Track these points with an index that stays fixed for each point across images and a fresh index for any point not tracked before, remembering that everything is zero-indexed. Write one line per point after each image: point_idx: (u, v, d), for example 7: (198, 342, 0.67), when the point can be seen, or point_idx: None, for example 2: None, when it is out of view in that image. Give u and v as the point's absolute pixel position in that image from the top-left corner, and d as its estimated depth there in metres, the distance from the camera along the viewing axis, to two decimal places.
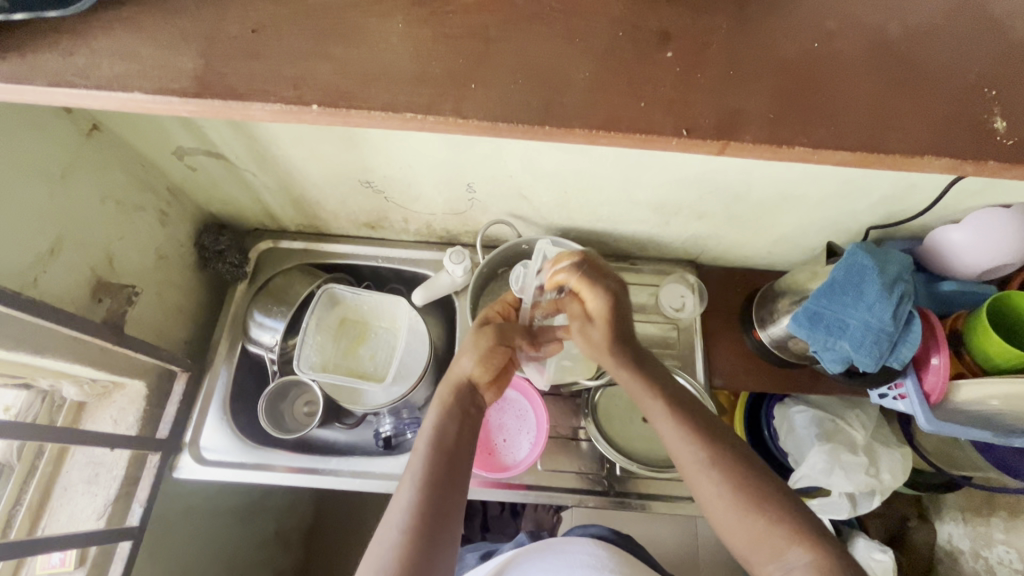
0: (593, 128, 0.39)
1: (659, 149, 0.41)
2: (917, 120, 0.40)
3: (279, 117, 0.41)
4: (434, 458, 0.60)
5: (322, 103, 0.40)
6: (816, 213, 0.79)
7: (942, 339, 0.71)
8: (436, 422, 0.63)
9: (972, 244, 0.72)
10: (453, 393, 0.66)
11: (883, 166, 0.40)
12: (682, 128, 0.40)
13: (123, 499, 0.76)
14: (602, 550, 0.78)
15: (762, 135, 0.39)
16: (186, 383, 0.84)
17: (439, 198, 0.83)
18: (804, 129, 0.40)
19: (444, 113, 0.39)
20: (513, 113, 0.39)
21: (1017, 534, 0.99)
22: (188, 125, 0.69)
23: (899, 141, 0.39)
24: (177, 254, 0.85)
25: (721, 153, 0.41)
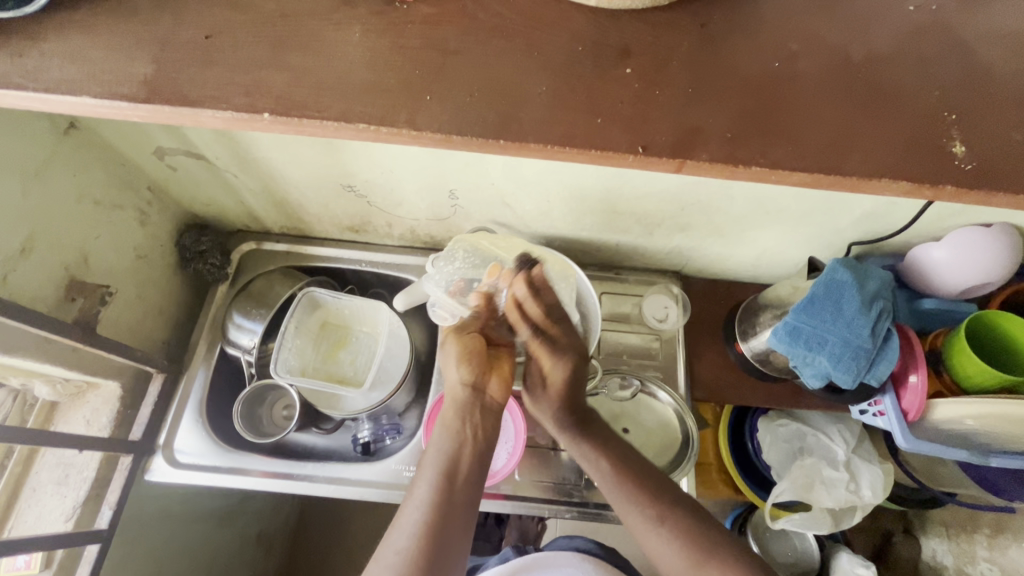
0: (549, 143, 0.39)
1: (618, 166, 0.41)
2: (876, 142, 0.40)
3: (233, 124, 0.41)
4: (439, 484, 0.62)
5: (274, 111, 0.39)
6: (796, 227, 0.79)
7: (920, 356, 0.71)
8: (440, 445, 0.65)
9: (959, 264, 0.71)
10: (456, 411, 0.68)
11: (842, 187, 0.40)
12: (638, 145, 0.39)
13: (92, 501, 0.75)
14: (587, 561, 0.78)
15: (719, 154, 0.39)
16: (162, 384, 0.83)
17: (422, 204, 0.82)
18: (761, 148, 0.40)
19: (399, 125, 0.39)
20: (469, 126, 0.39)
21: (1001, 552, 0.99)
22: (166, 126, 0.68)
23: (857, 164, 0.39)
24: (156, 254, 0.84)
25: (679, 171, 0.41)
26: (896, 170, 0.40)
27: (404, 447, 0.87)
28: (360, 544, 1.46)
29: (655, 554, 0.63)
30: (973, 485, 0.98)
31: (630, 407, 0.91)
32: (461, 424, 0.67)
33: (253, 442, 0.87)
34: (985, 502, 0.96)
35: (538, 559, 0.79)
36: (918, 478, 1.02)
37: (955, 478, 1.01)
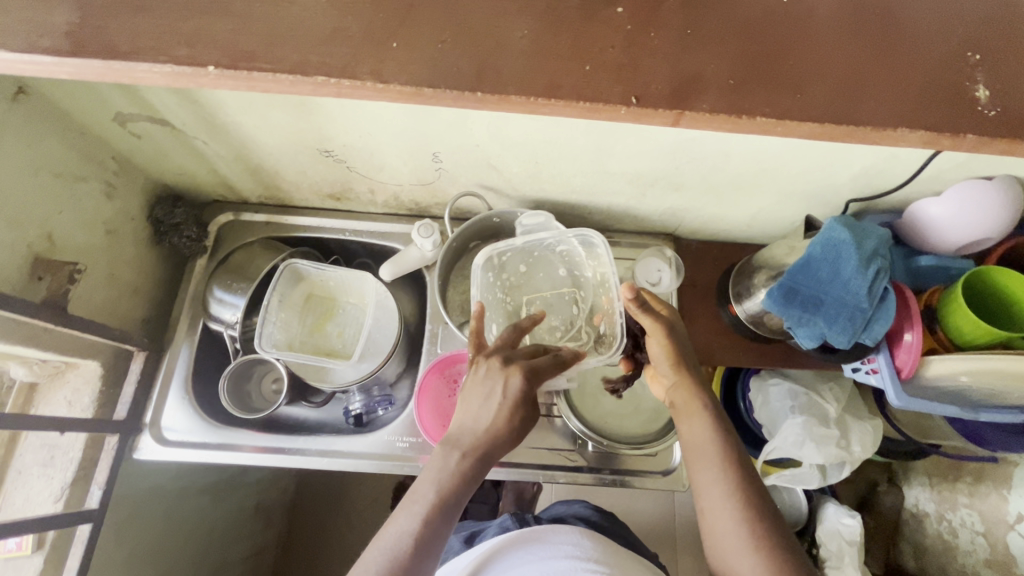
0: (529, 95, 0.36)
1: (609, 119, 0.38)
2: (894, 88, 0.37)
3: (172, 80, 0.37)
4: (428, 512, 0.56)
5: (217, 64, 0.36)
6: (794, 185, 0.76)
7: (915, 314, 0.70)
8: (448, 472, 0.59)
9: (952, 219, 0.71)
10: (478, 443, 0.61)
11: (856, 138, 0.38)
12: (631, 96, 0.36)
13: (81, 481, 0.74)
14: (585, 539, 0.73)
15: (720, 103, 0.36)
16: (144, 362, 0.81)
17: (405, 168, 0.78)
18: (767, 97, 0.37)
19: (360, 77, 0.36)
20: (440, 77, 0.36)
21: (981, 499, 1.04)
22: (123, 89, 0.63)
23: (872, 112, 0.37)
24: (129, 228, 0.80)
25: (675, 123, 0.38)
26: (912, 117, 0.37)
27: (396, 417, 0.87)
28: (358, 507, 1.50)
29: (720, 533, 0.59)
30: (960, 437, 1.02)
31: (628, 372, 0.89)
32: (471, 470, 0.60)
33: (242, 417, 0.85)
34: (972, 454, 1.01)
35: (536, 537, 0.74)
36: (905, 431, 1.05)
37: (940, 431, 1.04)
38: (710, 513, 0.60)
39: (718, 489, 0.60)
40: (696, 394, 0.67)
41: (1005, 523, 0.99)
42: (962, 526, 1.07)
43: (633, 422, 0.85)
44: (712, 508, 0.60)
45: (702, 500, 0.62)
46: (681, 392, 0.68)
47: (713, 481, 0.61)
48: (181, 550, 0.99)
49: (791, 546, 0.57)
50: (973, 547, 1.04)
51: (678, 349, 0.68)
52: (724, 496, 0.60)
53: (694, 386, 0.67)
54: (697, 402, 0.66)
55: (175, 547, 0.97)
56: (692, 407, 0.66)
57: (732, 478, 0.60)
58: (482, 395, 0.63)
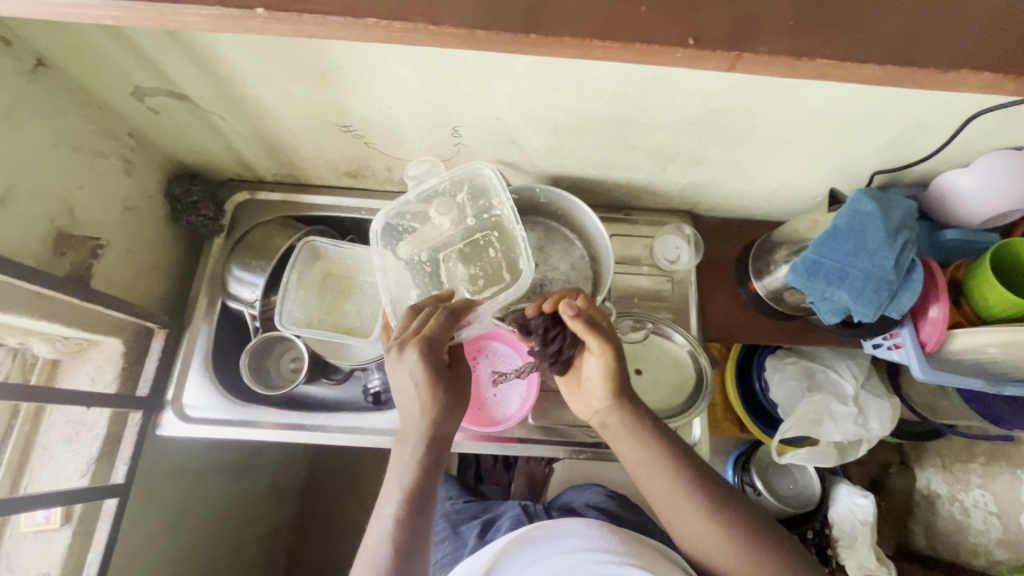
0: (586, 37, 0.35)
1: (664, 64, 0.37)
2: (950, 31, 0.37)
3: (222, 26, 0.37)
4: (400, 509, 0.59)
5: (269, 6, 0.35)
6: (817, 158, 0.75)
7: (942, 288, 0.69)
8: (409, 468, 0.62)
9: (982, 189, 0.70)
10: (427, 442, 0.63)
11: (907, 84, 0.37)
12: (688, 37, 0.36)
13: (106, 457, 0.74)
14: (593, 529, 0.64)
15: (779, 46, 0.36)
16: (165, 340, 0.81)
17: (423, 142, 0.78)
18: (826, 39, 0.36)
19: (413, 20, 0.35)
20: (494, 19, 0.35)
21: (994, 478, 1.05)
22: (143, 61, 0.63)
23: (934, 55, 0.36)
24: (146, 205, 0.80)
25: (731, 68, 0.37)
26: (969, 64, 0.36)
27: None
28: (370, 489, 1.51)
29: (681, 527, 0.65)
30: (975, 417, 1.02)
31: (648, 350, 0.89)
32: (430, 466, 0.62)
33: (262, 395, 0.86)
34: (988, 433, 1.01)
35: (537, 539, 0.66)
36: (918, 410, 1.06)
37: (956, 410, 1.05)
38: (677, 518, 0.65)
39: (667, 490, 0.66)
40: (630, 410, 0.70)
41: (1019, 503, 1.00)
42: (975, 506, 1.08)
43: (654, 399, 0.86)
44: (674, 513, 0.65)
45: (661, 507, 0.67)
46: (614, 412, 0.70)
47: (664, 485, 0.66)
48: (200, 528, 1.00)
49: (746, 522, 0.62)
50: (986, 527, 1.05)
51: (615, 367, 0.68)
52: (674, 495, 0.65)
53: (627, 405, 0.70)
54: (631, 420, 0.70)
55: (194, 525, 0.98)
56: (630, 424, 0.70)
57: (672, 478, 0.65)
58: (404, 384, 0.63)
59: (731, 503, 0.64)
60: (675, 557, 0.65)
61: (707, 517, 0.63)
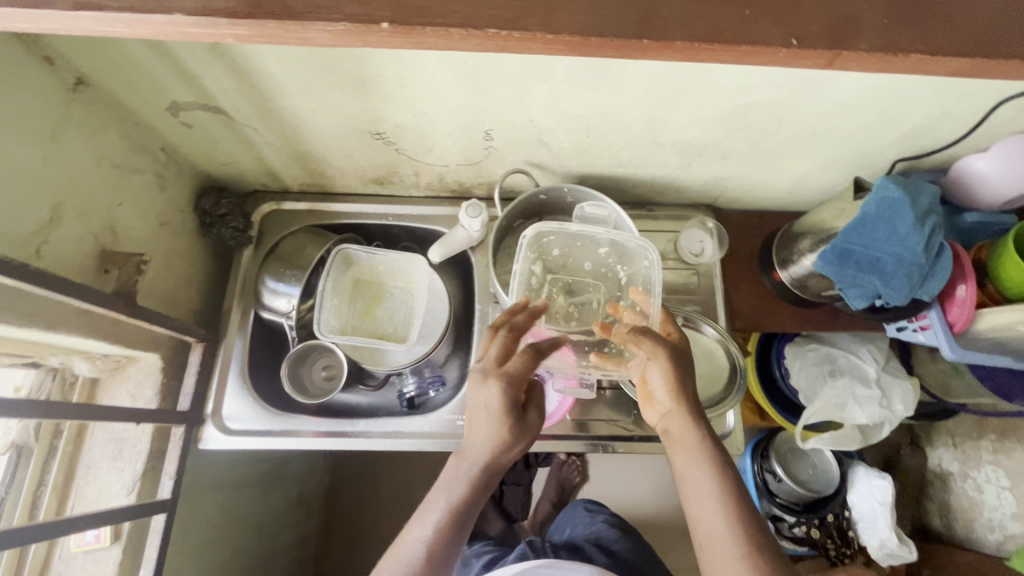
0: (694, 40, 0.37)
1: (764, 62, 0.39)
2: (1010, 23, 0.39)
3: (344, 40, 0.38)
4: (437, 523, 0.59)
5: (394, 20, 0.36)
6: (840, 148, 0.77)
7: (969, 268, 0.72)
8: (454, 486, 0.62)
9: (1001, 171, 0.72)
10: (477, 464, 0.62)
11: (969, 71, 0.39)
12: (792, 38, 0.38)
13: (150, 474, 0.74)
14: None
15: (877, 42, 0.38)
16: (203, 353, 0.81)
17: (454, 147, 0.78)
18: (917, 33, 0.39)
19: (532, 29, 0.36)
20: (608, 26, 0.37)
21: (1005, 454, 1.10)
22: (184, 76, 0.63)
23: (1015, 46, 0.38)
24: (178, 220, 0.80)
25: (828, 66, 0.39)
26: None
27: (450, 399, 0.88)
28: (392, 495, 1.52)
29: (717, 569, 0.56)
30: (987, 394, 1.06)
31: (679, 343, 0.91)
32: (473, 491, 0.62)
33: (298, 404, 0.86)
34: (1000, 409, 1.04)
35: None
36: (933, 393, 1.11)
37: (970, 388, 1.08)
38: (711, 554, 0.57)
39: (713, 524, 0.58)
40: (694, 426, 0.64)
41: None
42: (988, 482, 1.13)
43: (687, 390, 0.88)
44: (711, 550, 0.57)
45: (699, 537, 0.59)
46: (678, 422, 0.65)
47: (709, 516, 0.58)
48: (237, 541, 1.01)
49: None
50: (999, 500, 1.09)
51: (677, 375, 0.64)
52: (718, 528, 0.57)
53: (693, 416, 0.64)
54: (693, 435, 0.63)
55: (232, 537, 0.98)
56: (688, 439, 0.64)
57: (724, 511, 0.58)
58: (472, 409, 0.64)
59: (768, 550, 0.55)
60: None
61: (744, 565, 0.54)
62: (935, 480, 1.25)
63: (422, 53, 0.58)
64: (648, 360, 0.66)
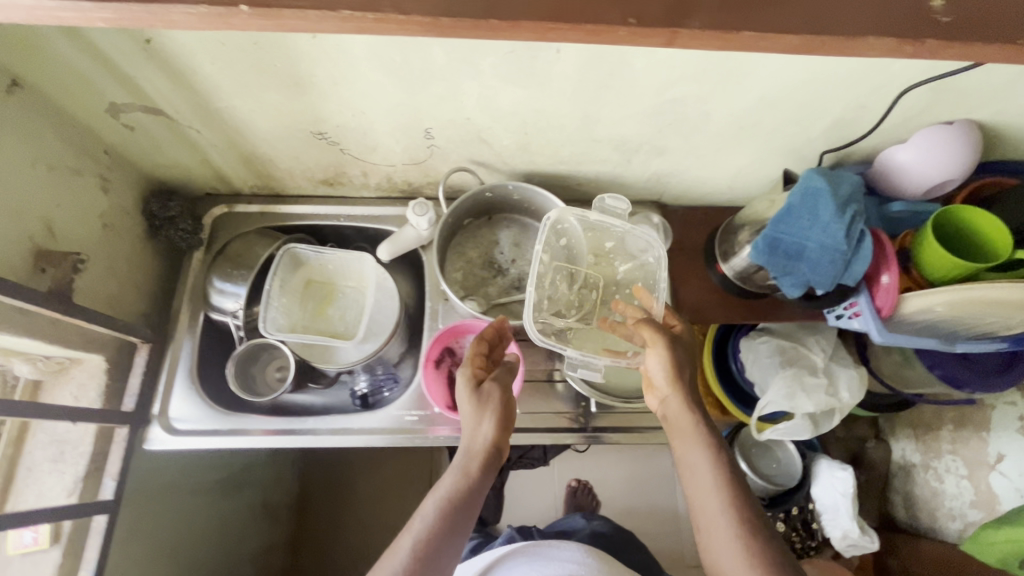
0: (540, 22, 0.40)
1: (613, 42, 0.42)
2: (865, 9, 0.42)
3: (207, 22, 0.40)
4: (445, 506, 0.60)
5: (252, 3, 0.38)
6: (769, 142, 0.80)
7: (891, 255, 0.74)
8: (456, 474, 0.64)
9: (921, 161, 0.76)
10: (476, 457, 0.64)
11: (824, 52, 0.43)
12: (630, 18, 0.41)
13: (92, 475, 0.73)
14: (587, 557, 0.84)
15: (709, 21, 0.41)
16: (149, 354, 0.82)
17: (397, 146, 0.80)
18: (749, 13, 0.42)
19: (382, 10, 0.39)
20: (457, 9, 0.40)
21: (963, 444, 1.13)
22: (119, 77, 0.64)
23: (864, 29, 0.41)
24: (124, 222, 0.80)
25: (672, 44, 0.42)
26: (881, 31, 0.42)
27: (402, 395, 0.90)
28: (364, 500, 1.52)
29: (713, 546, 0.61)
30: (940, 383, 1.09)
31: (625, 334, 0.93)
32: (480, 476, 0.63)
33: (249, 403, 0.87)
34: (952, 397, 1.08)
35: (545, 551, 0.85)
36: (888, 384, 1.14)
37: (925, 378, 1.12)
38: (708, 530, 0.62)
39: (712, 504, 0.62)
40: (692, 411, 0.70)
41: (987, 465, 1.08)
42: (948, 472, 1.15)
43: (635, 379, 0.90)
44: (708, 527, 0.62)
45: (699, 516, 0.64)
46: (674, 408, 0.71)
47: (706, 495, 0.63)
48: (197, 546, 1.00)
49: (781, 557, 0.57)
50: (960, 490, 1.13)
51: (675, 363, 0.72)
52: (716, 508, 0.62)
53: (690, 403, 0.71)
54: (691, 420, 0.69)
55: (191, 542, 0.98)
56: (684, 425, 0.70)
57: (722, 491, 0.62)
58: (467, 407, 0.70)
59: (758, 525, 0.60)
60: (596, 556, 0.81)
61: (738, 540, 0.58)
62: (897, 472, 1.28)
63: (347, 51, 0.60)
64: (649, 348, 0.74)
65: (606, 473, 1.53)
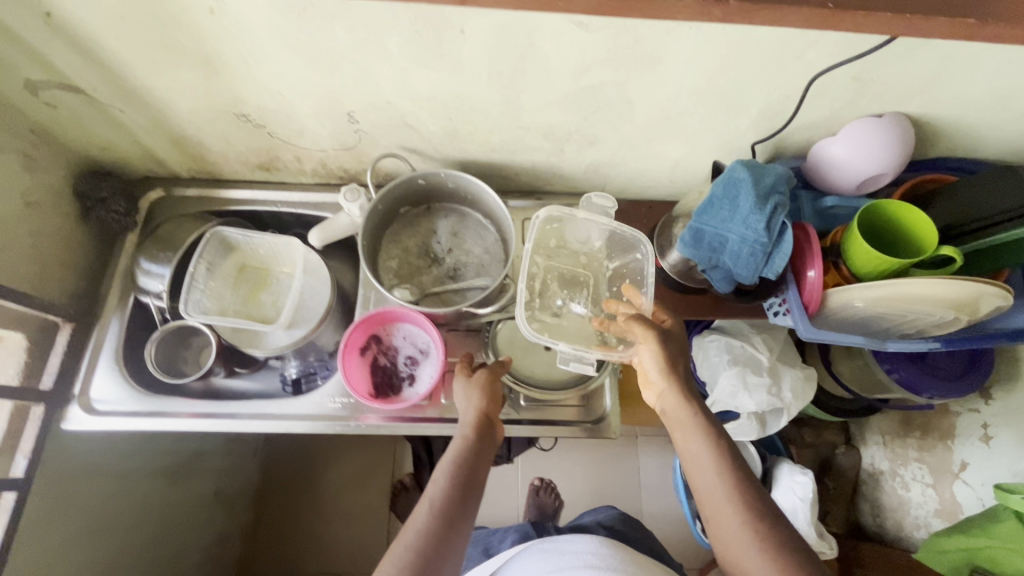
0: None
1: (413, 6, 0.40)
2: None
3: None
4: (449, 483, 0.62)
5: None
6: (700, 132, 0.79)
7: (816, 250, 0.72)
8: (456, 449, 0.66)
9: (853, 154, 0.74)
10: (474, 429, 0.69)
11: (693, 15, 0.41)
12: None
13: (6, 452, 0.72)
14: (604, 548, 0.76)
15: None
16: (71, 334, 0.82)
17: (324, 130, 0.80)
18: None
19: None
20: None
21: (929, 452, 1.10)
22: (28, 51, 0.64)
23: None
24: (51, 200, 0.79)
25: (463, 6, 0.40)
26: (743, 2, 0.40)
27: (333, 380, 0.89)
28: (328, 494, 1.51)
29: (722, 533, 0.62)
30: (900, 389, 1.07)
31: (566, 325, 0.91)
32: (478, 440, 0.67)
33: (176, 387, 0.87)
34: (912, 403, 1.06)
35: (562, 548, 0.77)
36: (851, 389, 1.12)
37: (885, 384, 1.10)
38: (716, 519, 0.63)
39: (718, 492, 0.63)
40: (693, 401, 0.69)
41: (951, 473, 1.05)
42: (914, 480, 1.13)
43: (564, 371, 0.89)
44: (714, 514, 0.63)
45: (705, 505, 0.65)
46: (671, 400, 0.70)
47: (708, 483, 0.64)
48: (139, 532, 0.99)
49: (794, 542, 0.59)
50: (925, 498, 1.10)
51: (666, 356, 0.71)
52: (721, 495, 0.63)
53: (687, 395, 0.70)
54: (693, 411, 0.69)
55: (131, 528, 0.97)
56: (681, 416, 0.69)
57: (728, 479, 0.63)
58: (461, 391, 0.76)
59: (766, 512, 0.61)
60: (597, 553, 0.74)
61: (746, 525, 0.60)
62: (867, 479, 1.26)
63: (249, 28, 0.60)
64: (641, 344, 0.73)
65: (571, 472, 1.49)
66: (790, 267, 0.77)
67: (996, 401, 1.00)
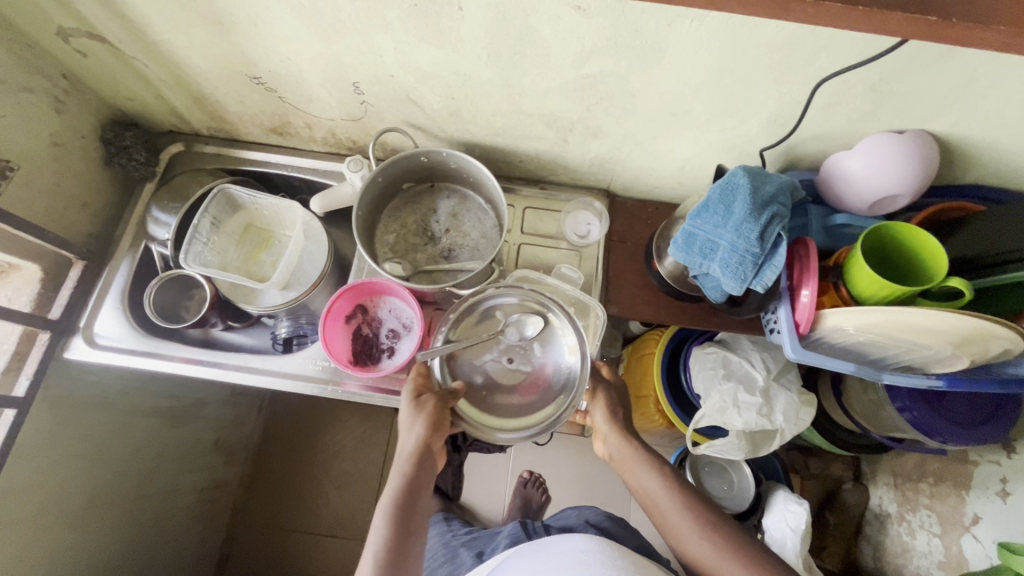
0: None
1: None
2: None
3: None
4: (387, 532, 0.63)
5: None
6: (706, 134, 0.76)
7: (813, 269, 0.69)
8: (393, 496, 0.66)
9: (870, 170, 0.69)
10: (414, 465, 0.68)
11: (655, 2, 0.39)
12: None
13: (10, 371, 0.79)
14: (597, 544, 0.70)
15: None
16: (83, 271, 0.88)
17: (332, 100, 0.81)
18: None
19: None
20: None
21: (940, 500, 1.03)
22: (60, 3, 0.68)
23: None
24: (79, 145, 0.85)
25: None
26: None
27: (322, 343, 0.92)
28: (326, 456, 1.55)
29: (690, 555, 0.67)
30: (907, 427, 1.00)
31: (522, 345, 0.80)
32: (417, 471, 0.68)
33: (172, 332, 0.91)
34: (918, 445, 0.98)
35: (550, 545, 0.73)
36: (857, 423, 1.04)
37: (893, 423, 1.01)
38: (677, 541, 0.68)
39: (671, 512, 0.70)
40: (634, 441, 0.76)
41: (961, 526, 0.97)
42: (921, 527, 1.06)
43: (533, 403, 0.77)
44: (676, 537, 0.68)
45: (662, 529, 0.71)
46: (614, 443, 0.77)
47: (662, 506, 0.71)
48: (138, 466, 1.05)
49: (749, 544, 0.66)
50: (930, 548, 1.03)
51: (609, 405, 0.79)
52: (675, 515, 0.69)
53: (630, 436, 0.77)
54: (639, 448, 0.75)
55: (129, 462, 1.02)
56: (627, 456, 0.75)
57: (682, 492, 0.71)
58: (404, 415, 0.72)
59: (721, 524, 0.68)
60: (583, 548, 0.70)
61: (707, 537, 0.66)
62: (872, 520, 1.19)
63: None
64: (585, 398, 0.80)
65: (562, 470, 1.45)
66: (785, 282, 0.74)
67: (1020, 455, 0.90)
